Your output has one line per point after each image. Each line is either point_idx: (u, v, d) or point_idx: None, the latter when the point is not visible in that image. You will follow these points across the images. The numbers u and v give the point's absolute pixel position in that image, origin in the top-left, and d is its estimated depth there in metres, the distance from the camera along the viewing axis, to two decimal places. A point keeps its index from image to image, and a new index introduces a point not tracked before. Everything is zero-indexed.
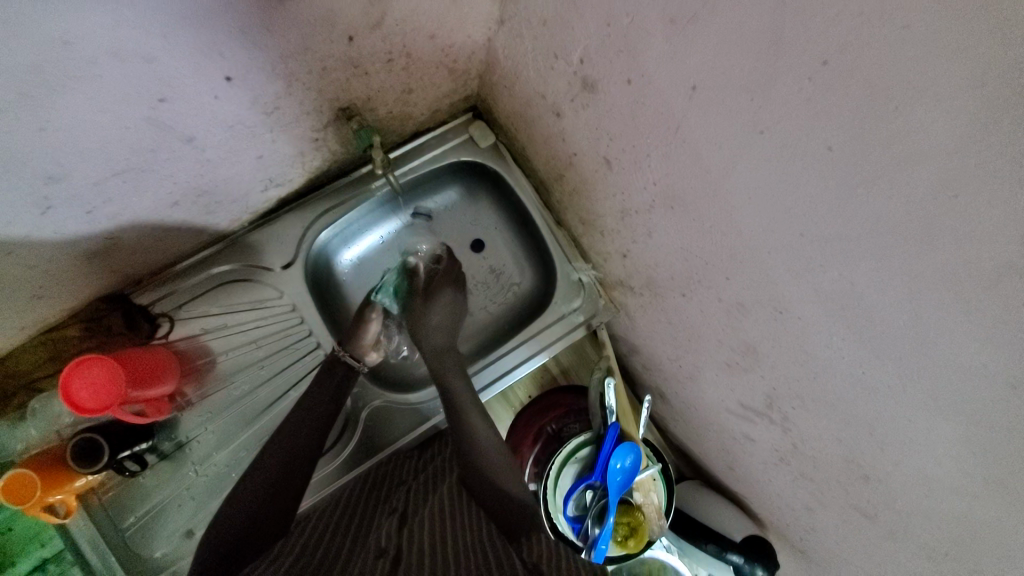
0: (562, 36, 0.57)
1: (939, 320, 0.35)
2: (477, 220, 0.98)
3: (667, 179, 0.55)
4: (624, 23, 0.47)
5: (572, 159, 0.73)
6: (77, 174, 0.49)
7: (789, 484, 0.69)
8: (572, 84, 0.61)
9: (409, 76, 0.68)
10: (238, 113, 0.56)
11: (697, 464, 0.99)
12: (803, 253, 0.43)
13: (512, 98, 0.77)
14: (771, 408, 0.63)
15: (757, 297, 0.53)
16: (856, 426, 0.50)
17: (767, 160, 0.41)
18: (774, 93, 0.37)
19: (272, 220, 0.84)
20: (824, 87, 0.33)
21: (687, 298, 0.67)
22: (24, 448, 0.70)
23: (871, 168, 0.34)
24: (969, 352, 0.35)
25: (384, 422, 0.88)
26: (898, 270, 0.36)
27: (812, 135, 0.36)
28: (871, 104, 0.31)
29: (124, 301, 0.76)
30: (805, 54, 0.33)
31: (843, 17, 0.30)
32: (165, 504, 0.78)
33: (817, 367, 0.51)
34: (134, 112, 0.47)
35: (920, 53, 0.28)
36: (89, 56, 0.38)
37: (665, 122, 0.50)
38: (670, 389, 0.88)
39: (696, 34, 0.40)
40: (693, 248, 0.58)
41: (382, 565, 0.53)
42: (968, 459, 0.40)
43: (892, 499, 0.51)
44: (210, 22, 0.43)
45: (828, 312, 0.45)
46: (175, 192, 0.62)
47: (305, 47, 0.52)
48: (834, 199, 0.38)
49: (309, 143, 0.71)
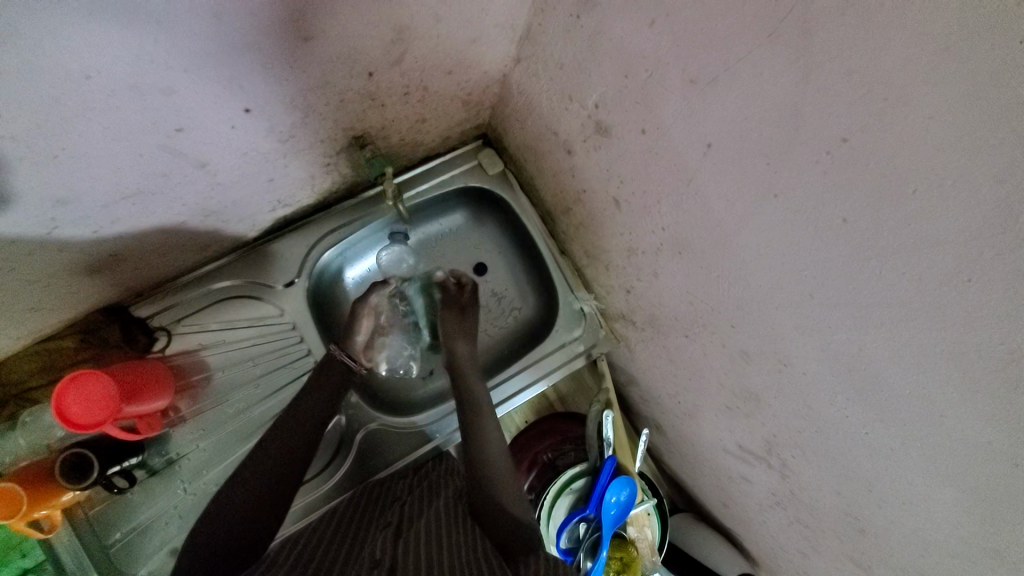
0: (579, 81, 0.58)
1: (944, 395, 0.36)
2: (482, 244, 0.98)
3: (677, 226, 0.56)
4: (644, 77, 0.48)
5: (581, 195, 0.74)
6: (87, 196, 0.49)
7: (784, 528, 0.69)
8: (586, 126, 0.62)
9: (424, 107, 0.68)
10: (253, 141, 0.56)
11: (690, 497, 0.98)
12: (809, 313, 0.44)
13: (524, 130, 0.78)
14: (770, 454, 0.62)
15: (761, 348, 0.53)
16: (856, 482, 0.50)
17: (778, 222, 0.42)
18: (790, 162, 0.38)
19: (278, 237, 0.85)
20: (842, 163, 0.34)
21: (690, 340, 0.67)
22: (12, 461, 0.66)
23: (882, 245, 0.34)
24: (974, 430, 0.35)
25: (378, 445, 0.87)
26: (907, 342, 0.36)
27: (826, 207, 0.37)
28: (886, 186, 0.32)
29: (122, 313, 0.75)
30: (825, 130, 0.34)
31: (865, 102, 0.31)
32: (151, 523, 0.77)
33: (817, 420, 0.51)
34: (150, 140, 0.47)
35: (939, 145, 0.28)
36: (110, 88, 0.39)
37: (678, 173, 0.51)
38: (668, 423, 0.88)
39: (716, 96, 0.41)
40: (698, 293, 0.59)
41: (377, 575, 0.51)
42: (970, 530, 0.39)
43: (889, 556, 0.50)
44: (234, 58, 0.43)
45: (831, 371, 0.45)
46: (183, 212, 0.62)
47: (325, 81, 0.53)
48: (844, 268, 0.38)
49: (321, 167, 0.71)
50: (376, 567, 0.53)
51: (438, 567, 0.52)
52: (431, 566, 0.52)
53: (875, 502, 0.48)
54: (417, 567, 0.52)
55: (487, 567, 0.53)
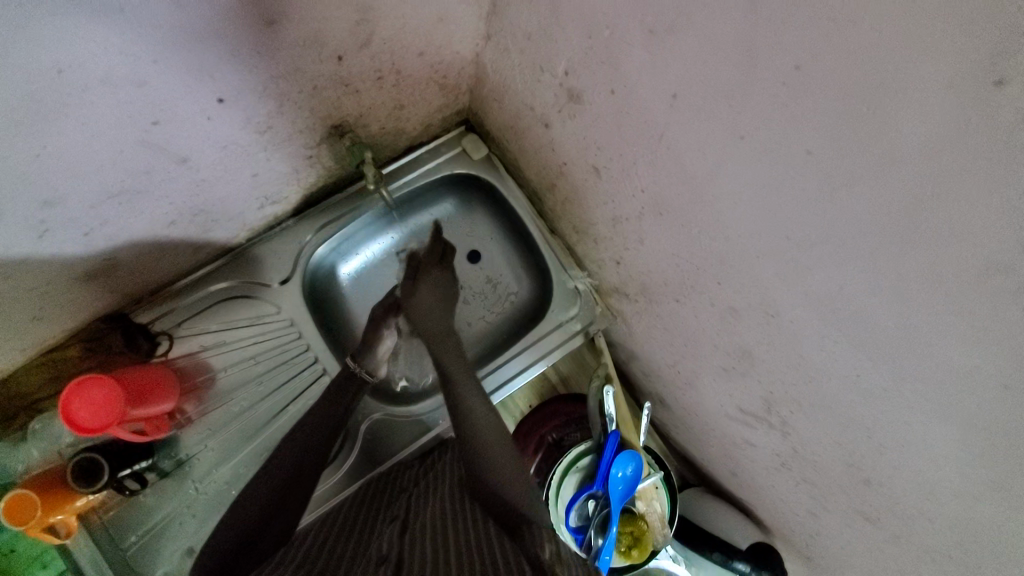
0: (547, 51, 0.58)
1: (925, 323, 0.35)
2: (473, 232, 0.99)
3: (654, 187, 0.57)
4: (606, 36, 0.48)
5: (563, 168, 0.74)
6: (73, 197, 0.51)
7: (792, 488, 0.68)
8: (559, 96, 0.62)
9: (400, 93, 0.69)
10: (232, 133, 0.58)
11: (701, 471, 0.97)
12: (790, 257, 0.44)
13: (503, 110, 0.78)
14: (770, 412, 0.62)
15: (748, 301, 0.53)
16: (854, 429, 0.49)
17: (748, 165, 0.42)
18: (751, 100, 0.38)
19: (269, 237, 0.86)
20: (798, 92, 0.34)
21: (681, 304, 0.67)
22: (24, 469, 0.70)
23: (848, 173, 0.34)
24: (957, 354, 0.34)
25: (384, 435, 0.88)
26: (885, 271, 0.36)
27: (791, 139, 0.37)
28: (846, 106, 0.32)
29: (124, 320, 0.77)
30: (780, 60, 0.34)
31: (813, 24, 0.31)
32: (166, 523, 0.78)
33: (810, 369, 0.50)
34: (128, 136, 0.48)
35: (889, 56, 0.28)
36: (82, 82, 0.40)
37: (649, 131, 0.51)
38: (670, 395, 0.88)
39: (674, 44, 0.41)
40: (684, 253, 0.59)
41: (383, 570, 0.51)
42: (965, 460, 0.39)
43: (894, 503, 0.50)
44: (202, 45, 0.44)
45: (817, 315, 0.45)
46: (171, 212, 0.63)
47: (296, 68, 0.54)
48: (816, 200, 0.38)
49: (304, 160, 0.72)
50: (382, 563, 0.53)
51: (445, 554, 0.52)
52: (436, 555, 0.52)
53: (875, 448, 0.48)
54: (424, 558, 0.52)
55: (495, 556, 0.52)
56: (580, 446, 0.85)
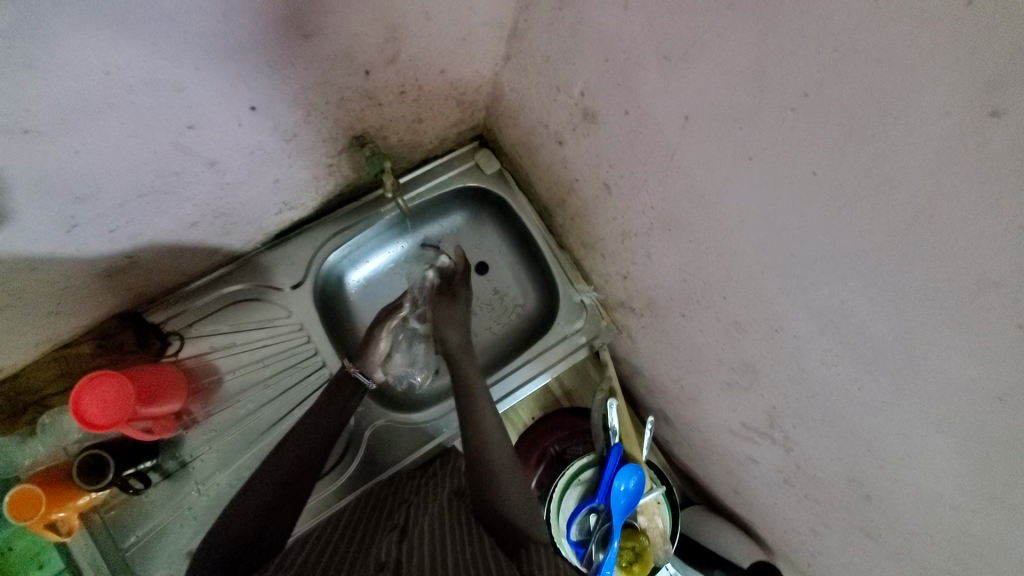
0: (564, 72, 0.61)
1: (925, 337, 0.37)
2: (481, 244, 1.01)
3: (664, 204, 0.59)
4: (622, 59, 0.51)
5: (574, 184, 0.76)
6: (104, 194, 0.52)
7: (794, 506, 0.68)
8: (573, 114, 0.65)
9: (419, 107, 0.72)
10: (259, 140, 0.60)
11: (702, 489, 0.98)
12: (794, 272, 0.46)
13: (516, 127, 0.81)
14: (773, 428, 0.63)
15: (754, 316, 0.55)
16: (856, 444, 0.50)
17: (756, 184, 0.44)
18: (761, 122, 0.40)
19: (284, 242, 0.88)
20: (806, 117, 0.37)
21: (687, 318, 0.68)
22: (31, 464, 0.71)
23: (852, 192, 0.36)
24: (955, 367, 0.36)
25: (387, 443, 0.88)
26: (886, 286, 0.38)
27: (798, 161, 0.39)
28: (852, 131, 0.34)
29: (136, 319, 0.79)
30: (789, 86, 0.36)
31: (820, 55, 0.33)
32: (166, 523, 0.78)
33: (814, 384, 0.51)
34: (162, 138, 0.50)
35: (889, 87, 0.30)
36: (126, 85, 0.42)
37: (661, 150, 0.54)
38: (673, 410, 0.88)
39: (687, 68, 0.44)
40: (691, 268, 0.61)
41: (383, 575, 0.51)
42: (964, 474, 0.40)
43: (895, 519, 0.50)
44: (240, 55, 0.47)
45: (821, 330, 0.46)
46: (193, 213, 0.65)
47: (324, 80, 0.56)
48: (822, 218, 0.40)
49: (323, 168, 0.75)
50: (381, 569, 0.53)
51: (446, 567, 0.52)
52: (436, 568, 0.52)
53: (876, 462, 0.49)
54: (424, 568, 0.52)
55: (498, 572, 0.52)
56: (583, 459, 0.85)
